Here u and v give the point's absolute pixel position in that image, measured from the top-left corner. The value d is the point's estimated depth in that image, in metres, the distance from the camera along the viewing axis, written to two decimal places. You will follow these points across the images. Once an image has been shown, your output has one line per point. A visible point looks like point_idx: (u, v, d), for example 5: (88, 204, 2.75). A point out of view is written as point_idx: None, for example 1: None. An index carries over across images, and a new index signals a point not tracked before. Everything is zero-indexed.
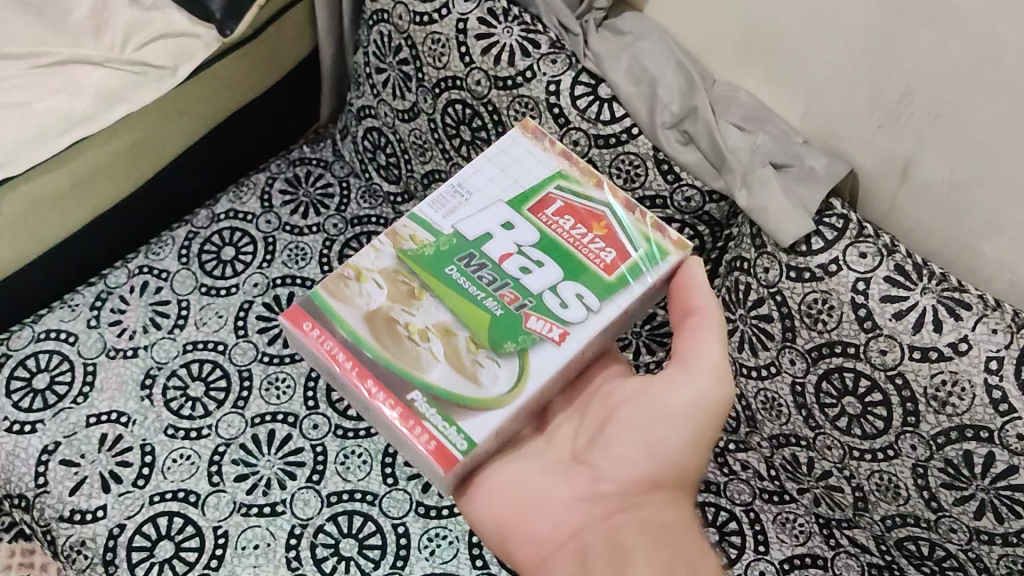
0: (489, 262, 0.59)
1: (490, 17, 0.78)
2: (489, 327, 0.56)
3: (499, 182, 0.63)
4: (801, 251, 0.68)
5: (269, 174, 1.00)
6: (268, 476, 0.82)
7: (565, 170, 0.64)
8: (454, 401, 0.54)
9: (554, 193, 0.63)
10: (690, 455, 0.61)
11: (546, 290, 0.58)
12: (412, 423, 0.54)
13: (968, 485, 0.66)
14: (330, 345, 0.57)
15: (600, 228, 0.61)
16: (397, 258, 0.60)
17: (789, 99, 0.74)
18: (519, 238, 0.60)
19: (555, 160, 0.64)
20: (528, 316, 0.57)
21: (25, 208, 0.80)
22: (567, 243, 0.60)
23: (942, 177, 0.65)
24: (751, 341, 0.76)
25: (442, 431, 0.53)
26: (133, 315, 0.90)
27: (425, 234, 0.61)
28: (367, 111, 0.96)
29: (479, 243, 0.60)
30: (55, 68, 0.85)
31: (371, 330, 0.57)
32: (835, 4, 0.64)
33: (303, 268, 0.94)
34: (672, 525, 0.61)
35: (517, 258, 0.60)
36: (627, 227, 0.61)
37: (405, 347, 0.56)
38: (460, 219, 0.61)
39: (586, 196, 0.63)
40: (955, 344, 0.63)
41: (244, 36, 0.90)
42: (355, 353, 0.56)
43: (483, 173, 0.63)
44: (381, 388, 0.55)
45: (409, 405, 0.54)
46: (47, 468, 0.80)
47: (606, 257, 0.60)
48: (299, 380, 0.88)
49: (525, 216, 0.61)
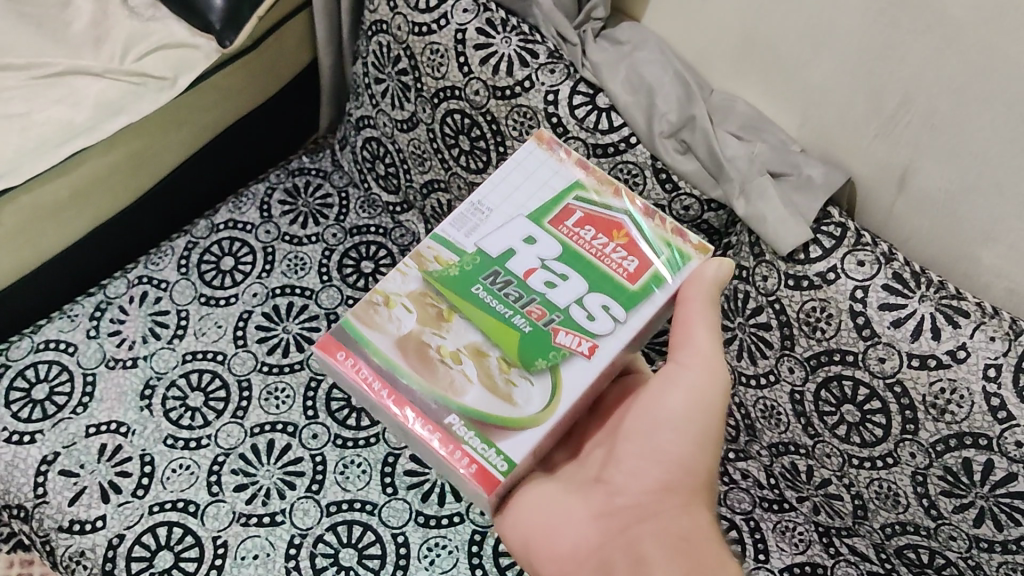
0: (514, 278, 0.59)
1: (488, 27, 0.79)
2: (519, 344, 0.57)
3: (519, 197, 0.63)
4: (799, 259, 0.68)
5: (268, 184, 1.01)
6: (268, 486, 0.82)
7: (583, 179, 0.63)
8: (493, 423, 0.55)
9: (573, 203, 0.62)
10: (696, 457, 0.61)
11: (573, 304, 0.58)
12: (452, 447, 0.54)
13: (968, 493, 0.67)
14: (366, 373, 0.57)
15: (621, 237, 0.61)
16: (422, 279, 0.60)
17: (787, 109, 0.74)
18: (543, 252, 0.60)
19: (572, 170, 0.64)
20: (557, 331, 0.57)
21: (25, 218, 0.80)
22: (590, 255, 0.60)
23: (939, 186, 0.66)
24: (751, 350, 0.76)
25: (483, 453, 0.54)
26: (133, 326, 0.90)
27: (448, 254, 0.61)
28: (366, 122, 0.97)
29: (503, 260, 0.60)
30: (55, 80, 0.85)
31: (404, 355, 0.57)
32: (832, 14, 0.64)
33: (303, 278, 0.95)
34: (690, 532, 0.59)
35: (542, 272, 0.60)
36: (647, 234, 0.61)
37: (439, 371, 0.56)
38: (483, 236, 0.61)
39: (605, 205, 0.62)
40: (953, 352, 0.63)
41: (244, 47, 0.91)
42: (391, 380, 0.56)
43: (502, 187, 0.63)
44: (418, 414, 0.55)
45: (447, 428, 0.55)
46: (46, 478, 0.80)
47: (629, 267, 0.60)
48: (299, 390, 0.88)
49: (547, 229, 0.61)
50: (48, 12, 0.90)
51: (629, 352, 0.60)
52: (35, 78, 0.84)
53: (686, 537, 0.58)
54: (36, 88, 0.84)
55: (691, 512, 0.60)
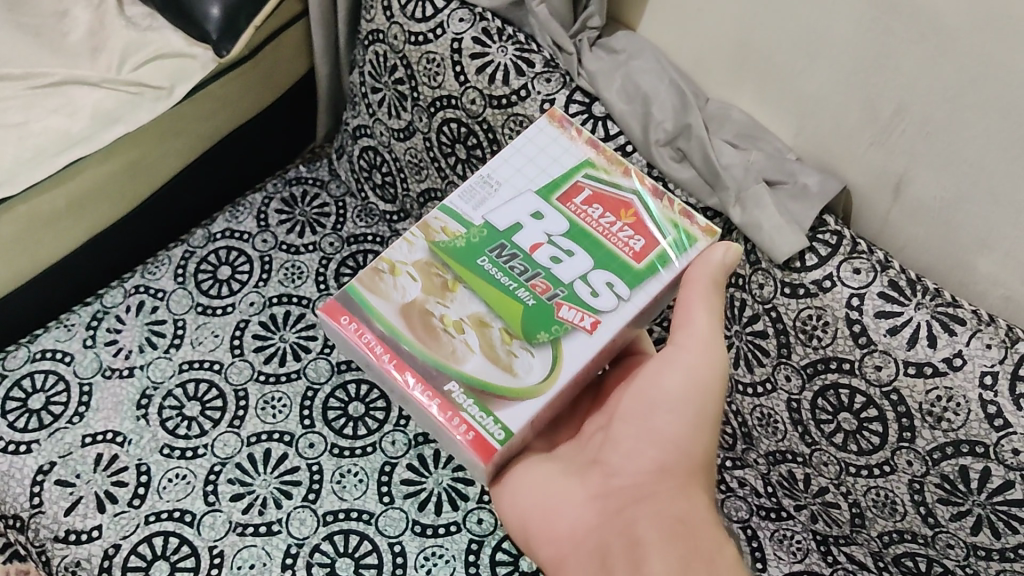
0: (520, 252, 0.59)
1: (484, 37, 0.79)
2: (521, 317, 0.57)
3: (528, 172, 0.62)
4: (795, 267, 0.68)
5: (266, 193, 1.01)
6: (264, 495, 0.82)
7: (593, 158, 0.63)
8: (491, 392, 0.55)
9: (582, 181, 0.62)
10: (693, 437, 0.60)
11: (577, 280, 0.58)
12: (449, 413, 0.55)
13: (964, 501, 0.66)
14: (368, 338, 0.57)
15: (629, 216, 0.61)
16: (429, 250, 0.60)
17: (782, 117, 0.74)
18: (549, 228, 0.60)
19: (582, 148, 0.63)
20: (560, 305, 0.57)
21: (21, 228, 0.80)
22: (596, 232, 0.60)
23: (934, 194, 0.66)
24: (747, 357, 0.76)
25: (480, 421, 0.55)
26: (130, 335, 0.90)
27: (457, 225, 0.61)
28: (362, 131, 0.97)
29: (510, 234, 0.60)
30: (52, 90, 0.85)
31: (407, 323, 0.57)
32: (827, 23, 0.65)
33: (299, 287, 0.95)
34: (688, 517, 0.57)
35: (548, 248, 0.60)
36: (655, 214, 0.60)
37: (441, 341, 0.57)
38: (490, 210, 0.61)
39: (615, 184, 0.62)
40: (949, 360, 0.63)
41: (241, 57, 0.91)
42: (394, 347, 0.57)
43: (513, 162, 0.63)
44: (419, 380, 0.56)
45: (446, 395, 0.55)
46: (42, 488, 0.80)
47: (634, 245, 0.59)
48: (296, 399, 0.87)
49: (555, 206, 0.61)
50: (45, 23, 0.90)
51: (632, 328, 0.60)
52: (31, 88, 0.84)
53: (681, 522, 0.56)
54: (33, 97, 0.84)
55: (690, 497, 0.58)
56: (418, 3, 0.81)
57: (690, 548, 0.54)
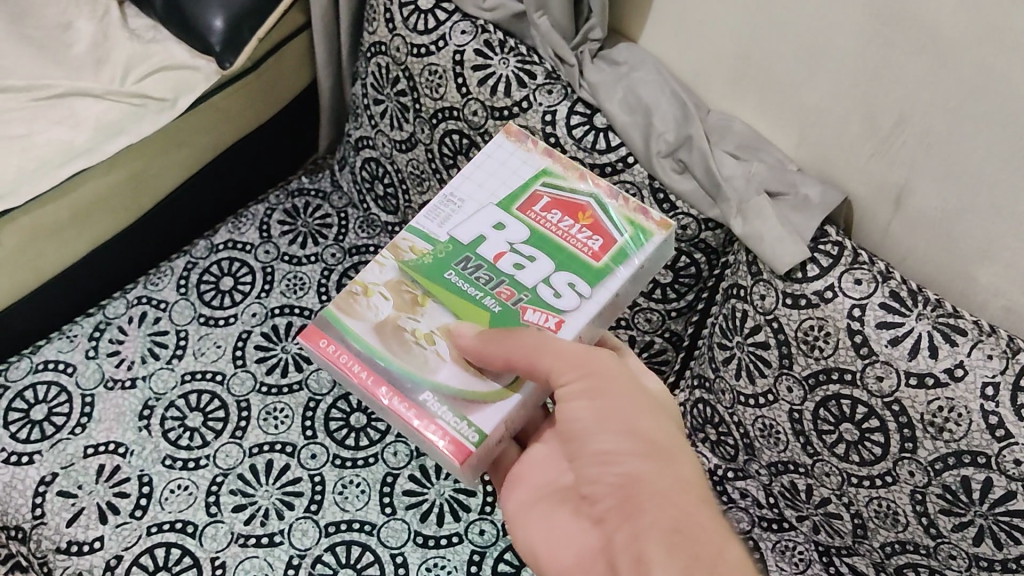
0: (484, 262, 0.59)
1: (486, 49, 0.80)
2: (489, 323, 0.57)
3: (487, 185, 0.63)
4: (796, 278, 0.69)
5: (268, 205, 1.01)
6: (267, 506, 0.82)
7: (550, 167, 0.63)
8: (466, 399, 0.55)
9: (540, 190, 0.62)
10: (649, 443, 0.53)
11: (540, 283, 0.58)
12: (426, 420, 0.54)
13: (967, 511, 0.66)
14: (347, 359, 0.57)
15: (586, 218, 0.61)
16: (399, 269, 0.60)
17: (784, 128, 0.74)
18: (511, 237, 0.60)
19: (539, 159, 0.64)
20: (525, 309, 0.58)
21: (25, 238, 0.81)
22: (556, 236, 0.60)
23: (935, 206, 0.66)
24: (749, 368, 0.76)
25: (455, 426, 0.54)
26: (132, 346, 0.90)
27: (424, 243, 0.60)
28: (365, 142, 0.97)
29: (475, 247, 0.60)
30: (56, 101, 0.85)
31: (382, 339, 0.57)
32: (828, 35, 0.65)
33: (301, 298, 0.95)
34: (680, 520, 0.50)
35: (511, 256, 0.60)
36: (610, 213, 0.61)
37: (413, 352, 0.57)
38: (454, 226, 0.61)
39: (571, 188, 0.62)
40: (951, 370, 0.63)
41: (244, 69, 0.91)
42: (370, 364, 0.56)
43: (473, 177, 0.63)
44: (395, 394, 0.55)
45: (421, 405, 0.55)
46: (44, 499, 0.80)
47: (593, 246, 0.60)
48: (298, 410, 0.87)
49: (515, 215, 0.61)
50: (48, 35, 0.90)
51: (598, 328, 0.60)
52: (35, 99, 0.85)
53: (678, 528, 0.50)
54: (37, 109, 0.84)
55: (687, 503, 0.51)
56: (420, 15, 0.83)
57: (691, 555, 0.48)
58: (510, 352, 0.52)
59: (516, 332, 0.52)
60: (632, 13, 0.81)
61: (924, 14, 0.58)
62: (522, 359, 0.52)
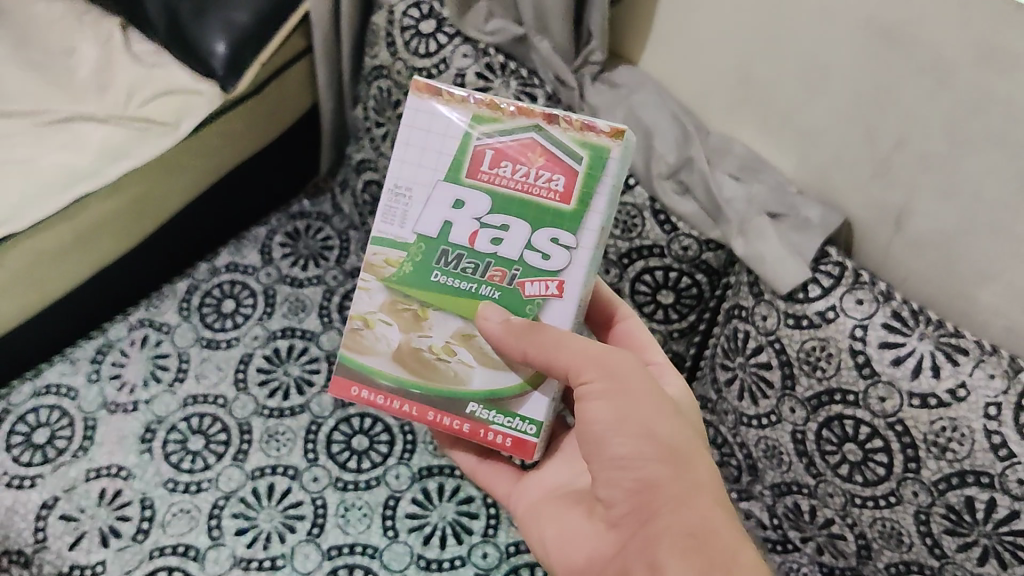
0: (463, 249, 0.54)
1: (488, 72, 0.81)
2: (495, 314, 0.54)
3: (423, 161, 0.54)
4: (798, 298, 0.69)
5: (269, 227, 1.02)
6: (269, 530, 0.82)
7: (477, 111, 0.53)
8: (505, 397, 0.56)
9: (479, 143, 0.53)
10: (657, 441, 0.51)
11: (525, 250, 0.54)
12: (481, 429, 0.56)
13: (970, 531, 0.66)
14: (381, 398, 0.56)
15: (540, 157, 0.53)
16: (387, 288, 0.56)
17: (783, 150, 0.75)
18: (476, 211, 0.54)
19: (460, 109, 0.53)
20: (523, 284, 0.54)
21: (27, 263, 0.80)
22: (519, 193, 0.53)
23: (935, 227, 0.66)
24: (751, 390, 0.77)
25: (511, 425, 0.56)
26: (133, 369, 0.90)
27: (395, 252, 0.55)
28: (366, 164, 0.97)
29: (445, 236, 0.54)
30: (59, 126, 0.85)
31: (405, 368, 0.56)
32: (828, 57, 0.66)
33: (303, 320, 0.95)
34: (694, 527, 0.49)
35: (484, 232, 0.54)
36: (559, 141, 0.53)
37: (439, 369, 0.56)
38: (416, 219, 0.54)
39: (510, 130, 0.53)
40: (953, 391, 0.63)
41: (246, 93, 0.92)
42: (407, 394, 0.56)
43: (404, 158, 0.54)
44: (443, 414, 0.56)
45: (472, 417, 0.56)
46: (46, 523, 0.80)
47: (559, 186, 0.53)
48: (299, 434, 0.87)
49: (468, 185, 0.54)
50: (52, 60, 0.91)
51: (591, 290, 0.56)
52: (39, 124, 0.85)
53: (692, 532, 0.49)
54: (40, 133, 0.84)
55: (700, 507, 0.50)
56: (421, 39, 0.82)
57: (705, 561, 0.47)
58: (529, 347, 0.52)
59: (533, 327, 0.52)
60: (631, 36, 0.82)
61: (924, 36, 0.59)
62: (538, 347, 0.52)
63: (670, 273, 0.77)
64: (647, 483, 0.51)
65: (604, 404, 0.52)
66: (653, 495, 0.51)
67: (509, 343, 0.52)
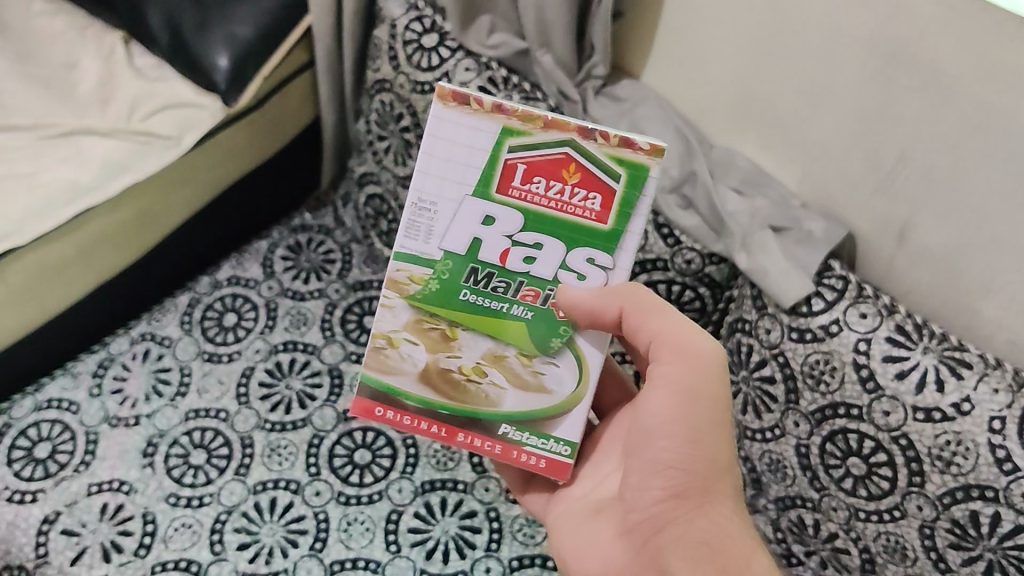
0: (493, 268, 0.53)
1: (489, 85, 0.81)
2: (526, 335, 0.55)
3: (449, 174, 0.52)
4: (802, 312, 0.69)
5: (270, 241, 1.02)
6: (271, 544, 0.81)
7: (507, 122, 0.51)
8: (538, 417, 0.56)
9: (508, 157, 0.51)
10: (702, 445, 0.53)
11: (559, 270, 0.53)
12: (514, 451, 0.57)
13: (975, 546, 0.66)
14: (410, 420, 0.57)
15: (572, 173, 0.51)
16: (411, 306, 0.55)
17: (786, 164, 0.75)
18: (506, 229, 0.52)
19: (488, 119, 0.51)
20: (556, 306, 0.54)
21: (29, 277, 0.80)
22: (550, 211, 0.52)
23: (938, 240, 0.66)
24: (755, 403, 0.77)
25: (545, 447, 0.57)
26: (135, 383, 0.90)
27: (421, 267, 0.54)
28: (368, 178, 0.98)
29: (474, 253, 0.53)
30: (61, 140, 0.85)
31: (433, 389, 0.56)
32: (830, 72, 0.66)
33: (305, 334, 0.95)
34: (713, 534, 0.51)
35: (516, 251, 0.53)
36: (593, 157, 0.51)
37: (469, 391, 0.56)
38: (443, 235, 0.53)
39: (542, 145, 0.51)
40: (957, 405, 0.63)
41: (249, 107, 0.92)
42: (435, 416, 0.57)
43: (429, 169, 0.52)
44: (474, 436, 0.57)
45: (505, 439, 0.57)
46: (47, 538, 0.80)
47: (594, 207, 0.51)
48: (302, 448, 0.87)
49: (498, 202, 0.52)
50: (54, 74, 0.91)
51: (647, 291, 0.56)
52: (42, 137, 0.85)
53: (703, 543, 0.51)
54: (42, 147, 0.84)
55: (719, 514, 0.52)
56: (424, 53, 0.83)
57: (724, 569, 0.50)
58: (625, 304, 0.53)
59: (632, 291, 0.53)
60: (633, 50, 0.82)
61: (926, 51, 0.59)
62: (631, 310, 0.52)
63: (673, 286, 0.78)
64: (676, 491, 0.53)
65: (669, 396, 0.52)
66: (679, 502, 0.53)
67: (607, 301, 0.52)
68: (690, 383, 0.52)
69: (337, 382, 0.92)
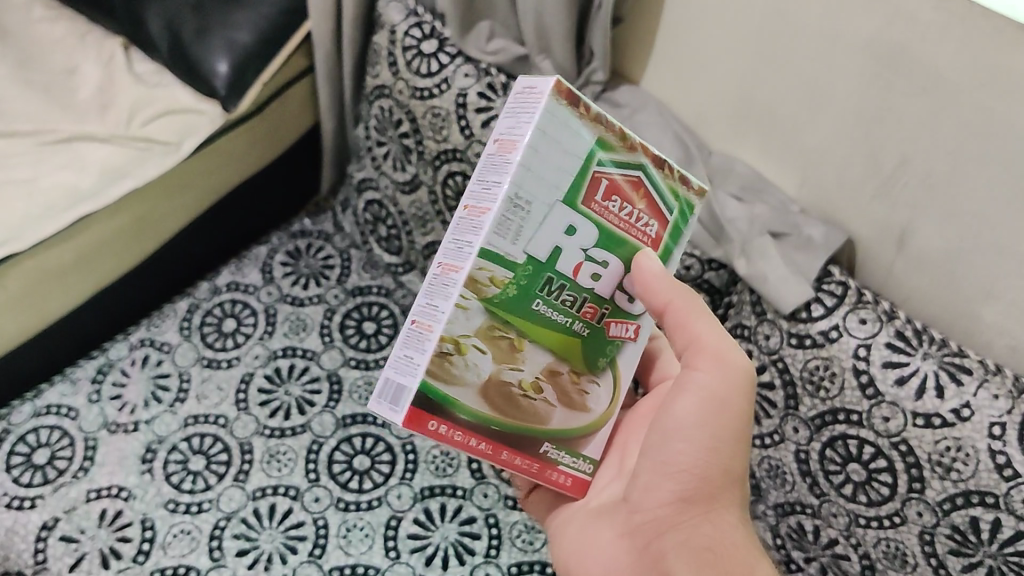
0: (565, 280, 0.50)
1: (489, 92, 0.81)
2: (582, 352, 0.53)
3: (544, 175, 0.47)
4: (801, 318, 0.69)
5: (270, 247, 1.02)
6: (270, 550, 0.81)
7: (602, 134, 0.49)
8: (575, 437, 0.54)
9: (600, 170, 0.49)
10: (723, 455, 0.53)
11: (618, 290, 0.53)
12: (547, 468, 0.54)
13: (975, 552, 0.66)
14: (458, 434, 0.50)
15: (642, 196, 0.51)
16: (484, 310, 0.49)
17: (785, 170, 0.75)
18: (584, 242, 0.50)
19: (591, 126, 0.48)
20: (609, 324, 0.53)
21: (29, 282, 0.80)
22: (621, 229, 0.51)
23: (938, 246, 0.66)
24: (755, 409, 0.77)
25: (573, 466, 0.55)
26: (134, 389, 0.90)
27: (502, 269, 0.48)
28: (367, 184, 0.98)
29: (553, 262, 0.49)
30: (61, 145, 0.85)
31: (489, 404, 0.50)
32: (829, 78, 0.66)
33: (304, 340, 0.95)
34: (717, 543, 0.52)
35: (587, 265, 0.51)
36: (659, 184, 0.52)
37: (525, 406, 0.52)
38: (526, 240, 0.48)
39: (628, 164, 0.50)
40: (957, 411, 0.63)
41: (248, 113, 0.92)
42: (487, 432, 0.51)
43: (530, 165, 0.47)
44: (517, 455, 0.52)
45: (543, 457, 0.53)
46: (46, 544, 0.79)
47: (651, 232, 0.52)
48: (301, 454, 0.87)
49: (583, 212, 0.49)
50: (54, 80, 0.91)
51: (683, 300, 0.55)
52: (41, 143, 0.85)
53: (705, 549, 0.52)
54: (42, 153, 0.84)
55: (723, 522, 0.53)
56: (423, 59, 0.83)
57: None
58: (674, 298, 0.51)
59: (686, 292, 0.52)
60: (632, 56, 0.82)
61: (925, 57, 0.59)
62: (678, 308, 0.52)
63: None
64: (687, 495, 0.53)
65: (698, 401, 0.53)
66: (688, 506, 0.53)
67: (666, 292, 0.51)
68: (721, 391, 0.53)
69: (336, 388, 0.92)
